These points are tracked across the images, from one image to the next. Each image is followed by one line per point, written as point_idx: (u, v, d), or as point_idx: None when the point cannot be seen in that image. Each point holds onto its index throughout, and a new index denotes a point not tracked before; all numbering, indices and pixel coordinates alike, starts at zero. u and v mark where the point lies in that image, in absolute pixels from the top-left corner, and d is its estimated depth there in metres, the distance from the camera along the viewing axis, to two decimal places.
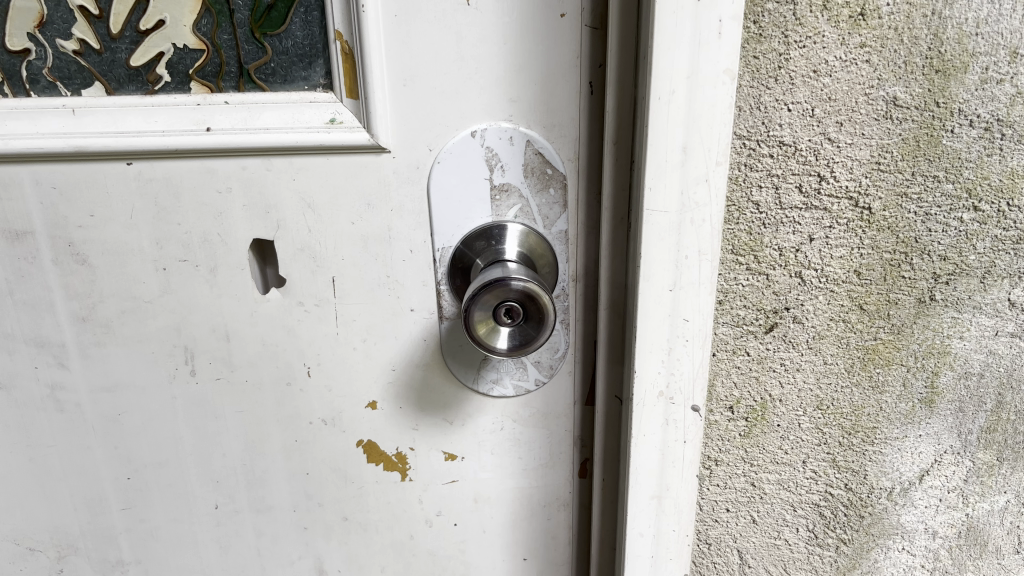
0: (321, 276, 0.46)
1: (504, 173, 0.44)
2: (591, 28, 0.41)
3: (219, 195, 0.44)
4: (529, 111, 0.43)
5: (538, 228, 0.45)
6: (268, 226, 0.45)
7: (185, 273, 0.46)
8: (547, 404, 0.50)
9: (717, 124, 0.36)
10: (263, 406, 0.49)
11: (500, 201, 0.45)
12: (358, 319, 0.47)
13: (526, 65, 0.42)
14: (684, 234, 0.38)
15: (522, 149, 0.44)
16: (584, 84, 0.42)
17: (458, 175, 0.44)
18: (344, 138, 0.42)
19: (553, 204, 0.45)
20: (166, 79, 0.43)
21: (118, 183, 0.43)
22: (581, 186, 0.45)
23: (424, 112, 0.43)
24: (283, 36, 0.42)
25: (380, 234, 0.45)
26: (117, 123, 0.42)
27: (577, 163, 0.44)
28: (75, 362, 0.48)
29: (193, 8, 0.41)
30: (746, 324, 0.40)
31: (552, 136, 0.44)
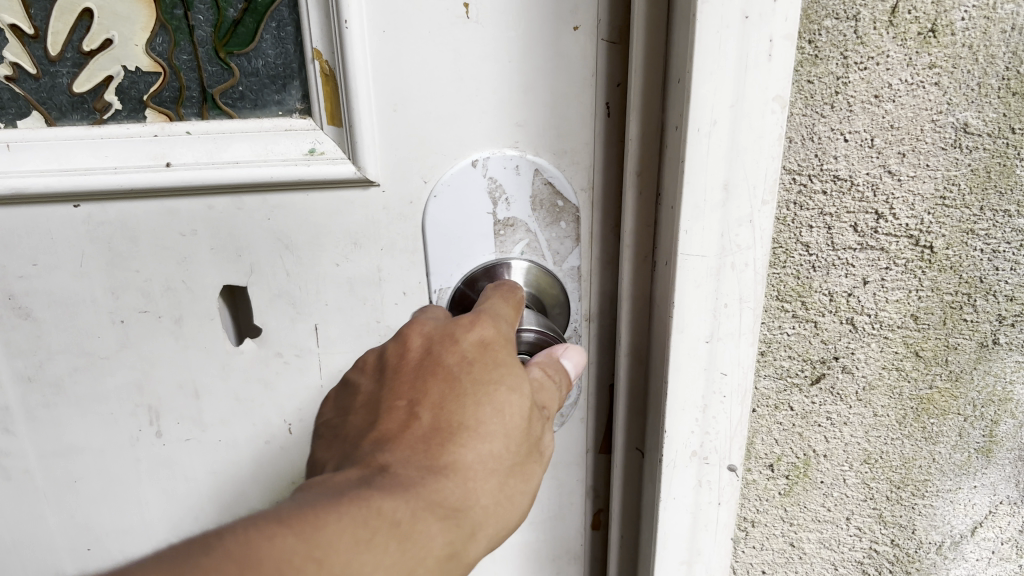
0: (302, 323, 0.41)
1: (510, 206, 0.39)
2: (609, 42, 0.36)
3: (183, 238, 0.38)
4: (538, 136, 0.38)
5: (548, 265, 0.41)
6: (240, 270, 0.39)
7: (146, 324, 0.40)
8: (558, 453, 0.45)
9: (764, 158, 0.31)
10: (241, 466, 0.44)
11: (504, 236, 0.40)
12: (346, 370, 0.42)
13: (534, 85, 0.37)
14: (723, 279, 0.33)
15: (529, 179, 0.39)
16: (600, 106, 0.37)
17: (457, 209, 0.39)
18: (325, 171, 0.37)
19: (565, 240, 0.40)
20: (117, 106, 0.37)
21: (64, 227, 0.37)
22: (596, 218, 0.40)
23: (419, 141, 0.38)
24: (252, 55, 0.37)
25: (368, 277, 0.40)
26: (60, 158, 0.36)
27: (591, 193, 0.39)
28: (21, 427, 0.42)
29: (146, 25, 0.35)
30: (790, 376, 0.36)
31: (563, 163, 0.39)
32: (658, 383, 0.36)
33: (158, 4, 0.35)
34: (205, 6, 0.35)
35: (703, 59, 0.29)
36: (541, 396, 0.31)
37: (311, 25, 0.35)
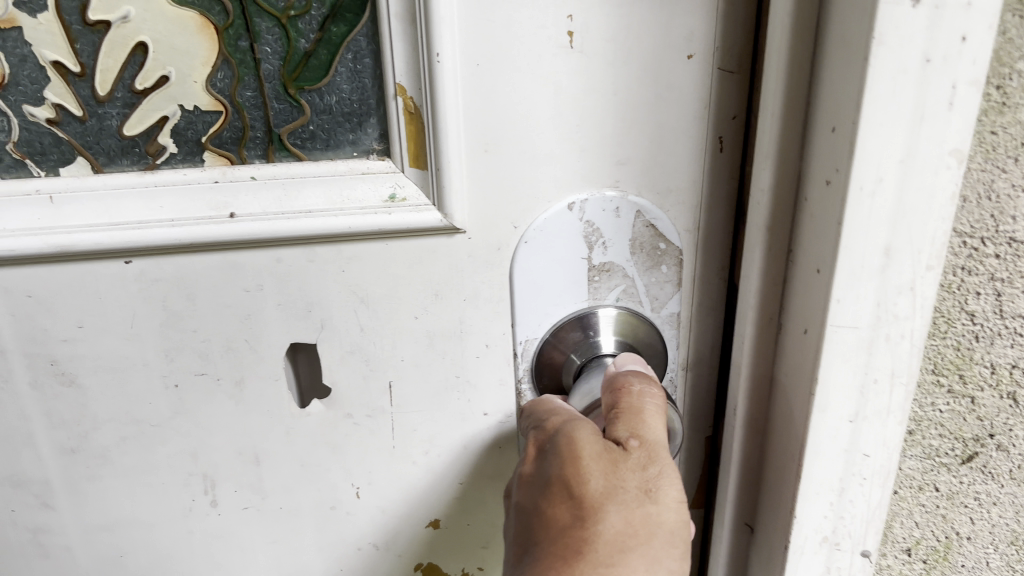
0: (376, 381, 0.37)
1: (606, 251, 0.35)
2: (725, 71, 0.32)
3: (248, 294, 0.34)
4: (641, 175, 0.34)
5: (645, 311, 0.37)
6: (309, 327, 0.35)
7: (203, 387, 0.36)
8: None
9: (933, 220, 0.27)
10: (301, 532, 0.41)
11: (600, 283, 0.36)
12: (420, 429, 0.39)
13: (639, 118, 0.33)
14: (875, 355, 0.29)
15: (629, 222, 0.35)
16: (712, 140, 0.34)
17: (550, 256, 0.35)
18: (408, 219, 0.33)
19: (663, 285, 0.37)
20: (172, 149, 0.33)
21: (113, 286, 0.33)
22: (698, 259, 0.36)
23: (516, 185, 0.34)
24: (325, 91, 0.32)
25: (448, 329, 0.36)
26: (110, 211, 0.32)
27: (694, 233, 0.36)
28: (63, 501, 0.38)
29: (208, 60, 0.31)
30: (940, 456, 0.34)
31: (666, 203, 0.35)
32: (785, 460, 0.33)
33: (221, 36, 0.31)
34: (273, 36, 0.31)
35: (874, 111, 0.25)
36: (624, 428, 0.32)
37: (396, 60, 0.31)
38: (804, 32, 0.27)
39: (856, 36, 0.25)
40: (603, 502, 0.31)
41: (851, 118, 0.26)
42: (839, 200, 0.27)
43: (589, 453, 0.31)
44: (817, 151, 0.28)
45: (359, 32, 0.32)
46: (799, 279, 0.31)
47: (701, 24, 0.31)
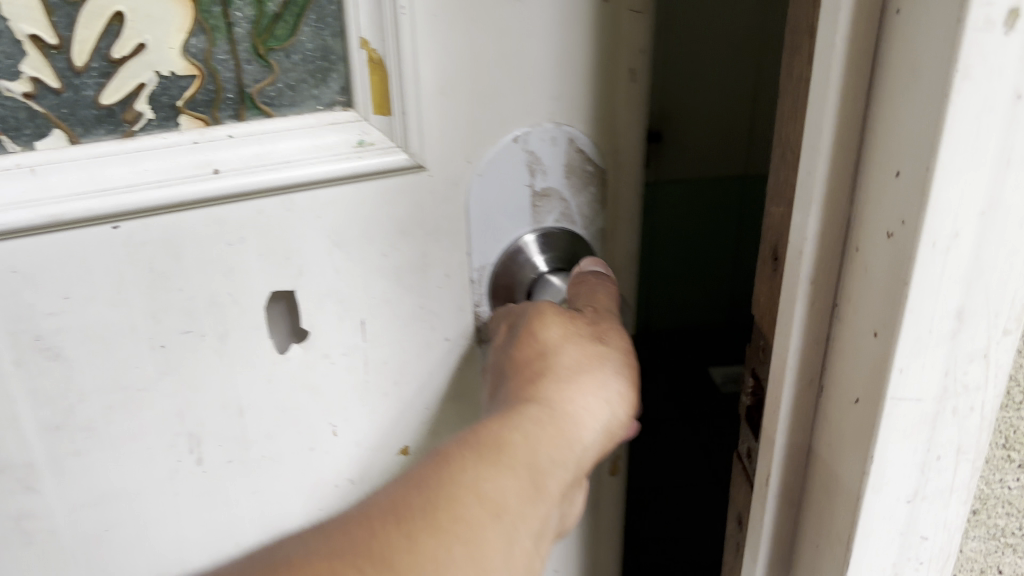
0: (350, 320, 0.40)
1: (546, 177, 0.41)
2: (635, 12, 0.38)
3: (230, 248, 0.36)
4: (572, 107, 0.40)
5: (578, 229, 0.43)
6: (288, 275, 0.38)
7: (189, 346, 0.38)
8: None
9: (1009, 280, 0.29)
10: (282, 478, 0.43)
11: (541, 207, 0.41)
12: (391, 361, 0.42)
13: (568, 57, 0.38)
14: (939, 424, 0.32)
15: (562, 149, 0.40)
16: (626, 70, 0.40)
17: (499, 185, 0.40)
18: (378, 162, 0.37)
19: (592, 205, 0.42)
20: (149, 116, 0.34)
21: (102, 253, 0.35)
22: (619, 180, 0.42)
23: (466, 114, 0.38)
24: (292, 49, 0.35)
25: (415, 262, 0.40)
26: (96, 178, 0.34)
27: (614, 156, 0.42)
28: (48, 482, 0.39)
29: (184, 26, 0.33)
30: (999, 534, 0.38)
31: (592, 131, 0.41)
32: (827, 487, 0.35)
33: (196, 3, 0.33)
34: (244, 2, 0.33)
35: (952, 154, 0.26)
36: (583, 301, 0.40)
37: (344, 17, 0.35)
38: (861, 58, 0.28)
39: (928, 100, 0.26)
40: (562, 343, 0.38)
41: (921, 159, 0.27)
42: (908, 255, 0.28)
43: (552, 312, 0.39)
44: (868, 205, 0.30)
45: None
46: (846, 336, 0.32)
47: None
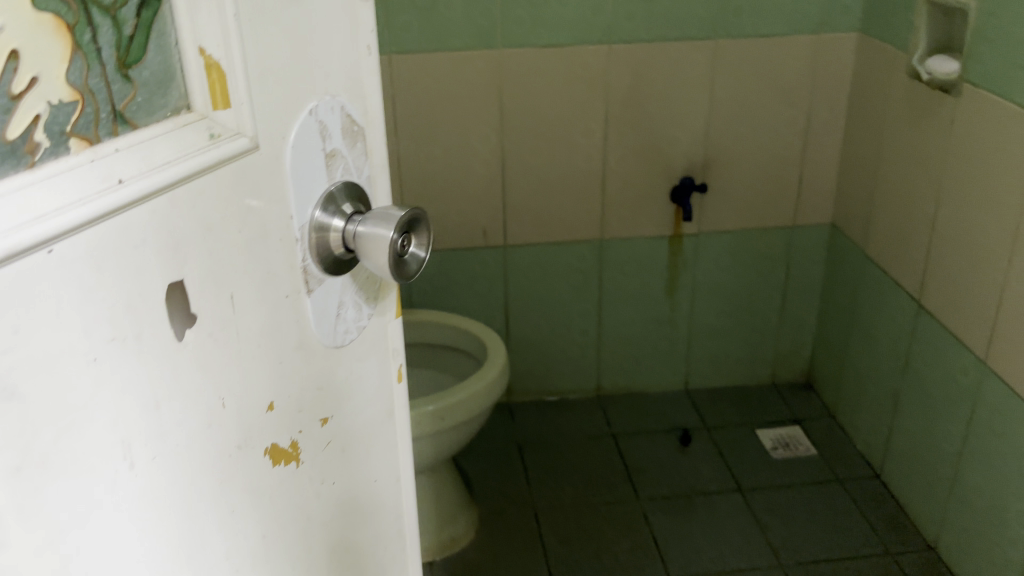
0: (223, 296, 0.45)
1: (331, 139, 0.51)
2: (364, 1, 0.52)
3: (137, 250, 0.39)
4: (338, 83, 0.51)
5: (353, 179, 0.54)
6: (176, 267, 0.41)
7: (116, 355, 0.39)
8: (375, 334, 0.61)
9: None
10: (193, 465, 0.45)
11: (332, 164, 0.52)
12: (252, 325, 0.48)
13: (331, 40, 0.50)
14: None
15: (339, 115, 0.52)
16: (364, 48, 0.53)
17: (305, 152, 0.49)
18: (231, 148, 0.43)
19: (361, 156, 0.55)
20: (45, 144, 0.36)
21: (41, 279, 0.35)
22: (370, 134, 0.56)
23: (280, 91, 0.46)
24: (143, 66, 0.42)
25: (256, 234, 0.46)
26: (26, 207, 0.34)
27: (367, 116, 0.55)
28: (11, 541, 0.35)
29: (64, 56, 0.38)
30: None
31: (353, 96, 0.53)
32: None
33: (70, 36, 0.38)
34: (107, 29, 0.40)
35: None
36: None
37: (183, 19, 0.42)
38: None
39: None
40: None
41: None
42: None
43: None
44: None
45: (162, 15, 0.42)
46: None
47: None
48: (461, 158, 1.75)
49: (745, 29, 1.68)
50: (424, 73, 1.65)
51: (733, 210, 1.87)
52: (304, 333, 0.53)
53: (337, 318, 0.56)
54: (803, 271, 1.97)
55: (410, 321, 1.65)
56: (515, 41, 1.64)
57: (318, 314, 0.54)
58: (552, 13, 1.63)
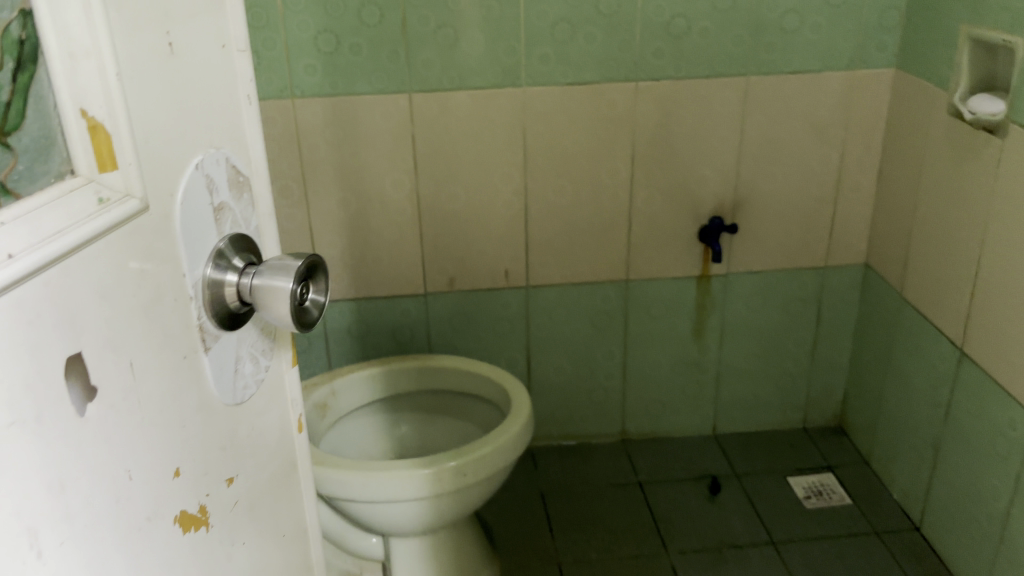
0: (121, 365, 0.45)
1: (217, 195, 0.55)
2: (236, 54, 0.58)
3: (31, 327, 0.38)
4: (220, 138, 0.56)
5: (241, 229, 0.59)
6: (72, 338, 0.41)
7: (13, 440, 0.37)
8: (262, 386, 0.64)
9: None
10: (107, 539, 0.44)
11: (219, 220, 0.56)
12: (152, 388, 0.48)
13: (210, 94, 0.55)
14: None
15: (225, 167, 0.57)
16: (243, 98, 0.59)
17: (195, 208, 0.52)
18: (118, 210, 0.44)
19: (248, 205, 0.60)
20: None
21: None
22: (255, 182, 0.61)
23: (175, 138, 0.50)
24: (22, 134, 0.41)
25: (150, 300, 0.48)
26: None
27: (250, 165, 0.61)
28: None
29: None
30: None
31: (234, 149, 0.58)
32: None
33: None
34: None
35: None
36: None
37: (61, 83, 0.42)
38: None
39: None
40: None
41: None
42: None
43: None
44: None
45: (39, 78, 0.42)
46: None
47: (225, 32, 0.57)
48: (483, 197, 1.69)
49: (780, 66, 1.63)
50: (445, 111, 1.60)
51: (764, 250, 1.81)
52: (204, 394, 0.55)
53: (236, 371, 0.59)
54: (834, 313, 1.91)
55: (424, 367, 1.59)
56: (539, 79, 1.59)
57: (218, 367, 0.56)
58: (579, 50, 1.58)
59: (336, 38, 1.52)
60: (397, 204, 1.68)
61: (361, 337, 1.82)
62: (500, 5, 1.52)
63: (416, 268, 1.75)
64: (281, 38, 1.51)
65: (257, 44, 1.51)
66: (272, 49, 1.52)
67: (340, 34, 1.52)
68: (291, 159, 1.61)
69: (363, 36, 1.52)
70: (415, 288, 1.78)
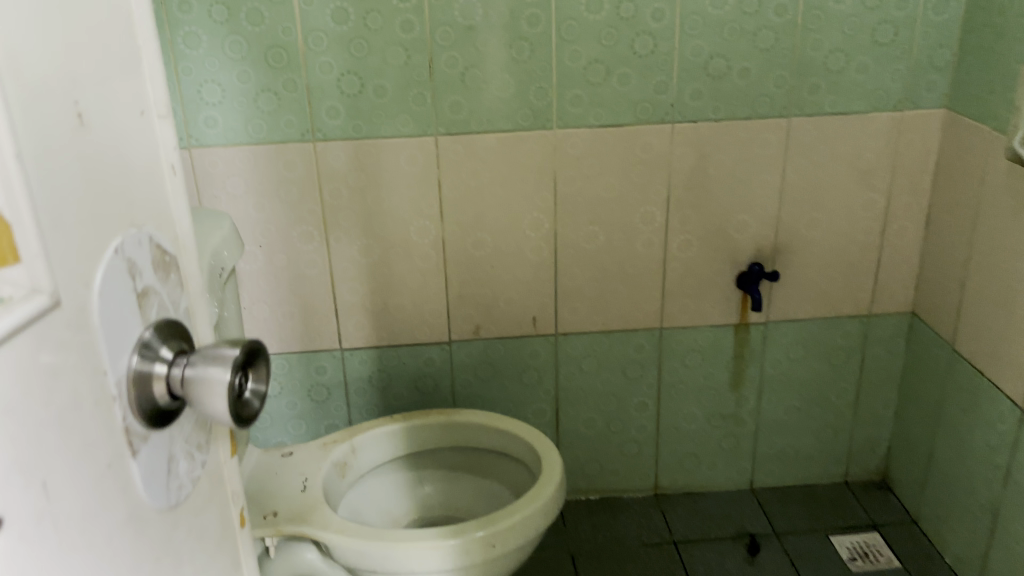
0: (33, 489, 0.39)
1: (142, 278, 0.50)
2: (162, 117, 0.52)
3: None
4: (145, 216, 0.50)
5: (168, 315, 0.53)
6: None
7: None
8: (200, 483, 0.58)
9: None
10: None
11: (144, 306, 0.50)
12: (71, 508, 0.42)
13: (133, 166, 0.49)
14: None
15: (148, 248, 0.51)
16: (168, 167, 0.53)
17: (114, 298, 0.46)
18: (25, 312, 0.38)
19: (176, 286, 0.54)
20: None
21: None
22: (183, 259, 0.56)
23: (92, 221, 0.45)
24: None
25: (66, 404, 0.42)
26: None
27: (177, 241, 0.55)
28: None
29: None
30: None
31: (160, 226, 0.52)
32: None
33: None
34: None
35: None
36: None
37: None
38: None
39: None
40: None
41: None
42: None
43: None
44: None
45: None
46: None
47: (142, 96, 0.50)
48: (511, 243, 1.62)
49: (824, 106, 1.55)
50: (472, 154, 1.54)
51: (804, 297, 1.72)
52: (135, 503, 0.49)
53: (169, 472, 0.53)
54: (878, 365, 1.81)
55: (450, 423, 1.50)
56: (571, 121, 1.52)
57: (150, 470, 0.50)
58: (612, 92, 1.51)
59: (360, 80, 1.46)
60: (421, 250, 1.61)
61: (381, 387, 1.74)
62: (530, 46, 1.46)
63: (440, 315, 1.68)
64: (304, 80, 1.45)
65: (278, 86, 1.45)
66: (293, 91, 1.46)
67: (364, 75, 1.46)
68: (312, 204, 1.55)
69: (388, 77, 1.46)
70: (439, 336, 1.70)
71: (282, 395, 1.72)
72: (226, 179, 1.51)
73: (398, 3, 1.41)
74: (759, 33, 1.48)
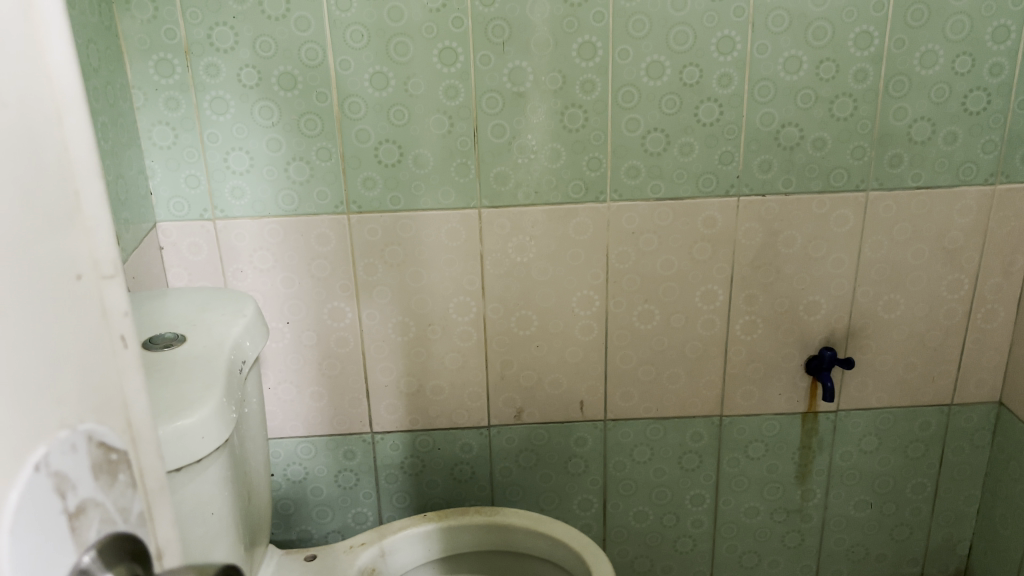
0: None
1: (77, 492, 0.38)
2: (107, 278, 0.41)
3: None
4: (82, 408, 0.39)
5: (116, 528, 0.42)
6: None
7: None
8: None
9: None
10: None
11: (80, 525, 0.38)
12: None
13: (61, 346, 0.38)
14: None
15: (85, 452, 0.39)
16: (118, 338, 0.42)
17: (35, 530, 0.34)
18: None
19: (127, 488, 0.43)
20: None
21: None
22: (137, 450, 0.44)
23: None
24: None
25: None
26: None
27: (130, 430, 0.44)
28: None
29: None
30: None
31: (105, 417, 0.41)
32: None
33: None
34: None
35: None
36: None
37: None
38: None
39: None
40: None
41: None
42: None
43: None
44: None
45: None
46: None
47: (82, 255, 0.39)
48: (559, 322, 1.48)
49: (907, 180, 1.41)
50: (519, 228, 1.41)
51: (881, 385, 1.57)
52: None
53: None
54: (958, 459, 1.64)
55: (492, 525, 1.37)
56: (627, 193, 1.40)
57: None
58: (673, 162, 1.38)
59: (399, 148, 1.35)
60: (461, 329, 1.48)
61: (416, 476, 1.59)
62: (584, 113, 1.34)
63: (480, 399, 1.53)
64: (339, 148, 1.34)
65: (311, 154, 1.34)
66: (327, 160, 1.35)
67: (402, 143, 1.34)
68: (345, 279, 1.43)
69: (429, 146, 1.35)
70: (478, 422, 1.55)
71: (308, 481, 1.58)
72: (253, 253, 1.40)
73: (442, 67, 1.30)
74: (836, 101, 1.35)
